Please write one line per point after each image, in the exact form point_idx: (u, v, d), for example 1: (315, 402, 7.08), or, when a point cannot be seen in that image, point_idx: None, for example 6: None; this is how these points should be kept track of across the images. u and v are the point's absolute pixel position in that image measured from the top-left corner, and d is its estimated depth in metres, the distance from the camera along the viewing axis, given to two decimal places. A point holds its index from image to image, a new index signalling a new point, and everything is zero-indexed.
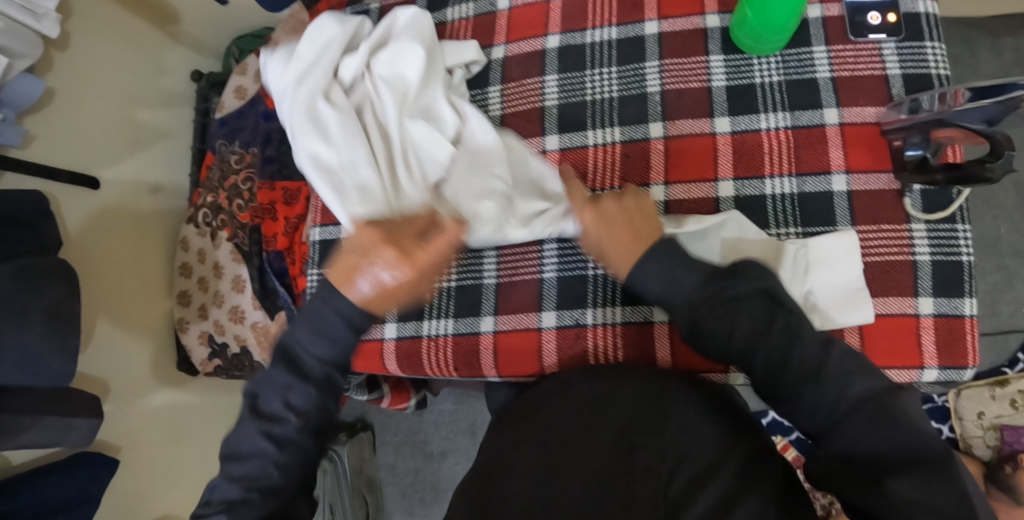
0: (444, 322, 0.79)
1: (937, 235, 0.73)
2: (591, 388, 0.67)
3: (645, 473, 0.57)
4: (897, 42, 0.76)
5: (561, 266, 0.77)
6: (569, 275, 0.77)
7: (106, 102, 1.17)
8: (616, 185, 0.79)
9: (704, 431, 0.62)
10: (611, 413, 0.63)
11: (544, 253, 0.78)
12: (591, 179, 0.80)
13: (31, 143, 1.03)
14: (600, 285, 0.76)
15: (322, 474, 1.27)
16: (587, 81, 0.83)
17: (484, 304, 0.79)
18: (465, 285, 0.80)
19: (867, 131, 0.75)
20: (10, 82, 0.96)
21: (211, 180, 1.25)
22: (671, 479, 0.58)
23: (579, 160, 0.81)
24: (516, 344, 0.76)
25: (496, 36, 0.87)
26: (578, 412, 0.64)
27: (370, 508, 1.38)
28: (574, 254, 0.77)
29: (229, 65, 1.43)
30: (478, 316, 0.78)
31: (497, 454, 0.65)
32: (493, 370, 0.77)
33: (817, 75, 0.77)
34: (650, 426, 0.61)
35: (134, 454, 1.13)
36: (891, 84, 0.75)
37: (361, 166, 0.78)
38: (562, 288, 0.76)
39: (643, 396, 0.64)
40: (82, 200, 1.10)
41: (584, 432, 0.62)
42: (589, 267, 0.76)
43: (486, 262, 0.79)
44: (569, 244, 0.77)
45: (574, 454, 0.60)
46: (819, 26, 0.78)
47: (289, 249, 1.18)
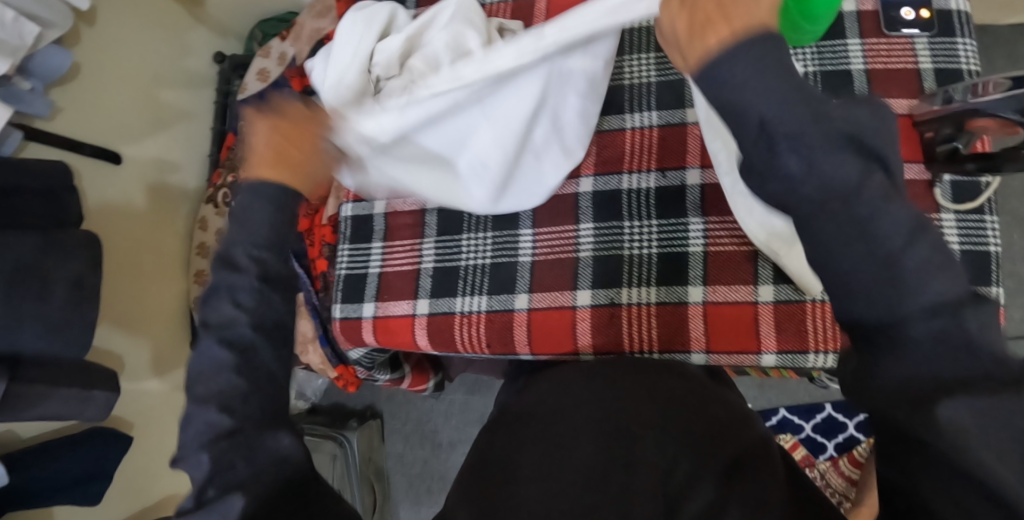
0: (478, 299, 0.81)
1: (966, 225, 0.75)
2: (588, 376, 0.58)
3: (640, 462, 0.49)
4: (929, 38, 0.79)
5: (597, 246, 0.78)
6: (605, 255, 0.78)
7: (131, 79, 1.17)
8: (653, 168, 0.79)
9: (717, 416, 0.54)
10: (610, 399, 0.54)
11: (580, 234, 0.79)
12: (627, 162, 0.80)
13: (57, 114, 1.03)
14: (636, 266, 0.77)
15: (332, 461, 1.28)
16: (625, 66, 0.84)
17: (519, 281, 0.80)
18: (499, 263, 0.82)
19: (899, 123, 0.77)
20: (39, 52, 0.96)
21: (232, 161, 1.26)
22: (675, 466, 0.49)
23: (615, 143, 0.81)
24: (550, 321, 0.77)
25: (534, 19, 0.89)
26: (569, 397, 0.55)
27: (377, 497, 1.39)
28: (610, 235, 0.79)
29: (252, 49, 1.44)
30: (513, 293, 0.80)
31: (488, 447, 0.54)
32: (526, 346, 0.78)
33: (850, 67, 0.79)
34: (655, 413, 0.53)
35: (146, 432, 1.13)
36: (923, 77, 0.77)
37: (415, 134, 0.71)
38: (598, 268, 0.78)
39: (644, 384, 0.56)
40: (104, 174, 1.10)
41: (566, 411, 0.54)
42: (624, 248, 0.77)
43: (521, 241, 0.81)
44: (605, 225, 0.79)
45: (565, 449, 0.50)
46: (854, 20, 0.80)
47: (310, 231, 1.16)
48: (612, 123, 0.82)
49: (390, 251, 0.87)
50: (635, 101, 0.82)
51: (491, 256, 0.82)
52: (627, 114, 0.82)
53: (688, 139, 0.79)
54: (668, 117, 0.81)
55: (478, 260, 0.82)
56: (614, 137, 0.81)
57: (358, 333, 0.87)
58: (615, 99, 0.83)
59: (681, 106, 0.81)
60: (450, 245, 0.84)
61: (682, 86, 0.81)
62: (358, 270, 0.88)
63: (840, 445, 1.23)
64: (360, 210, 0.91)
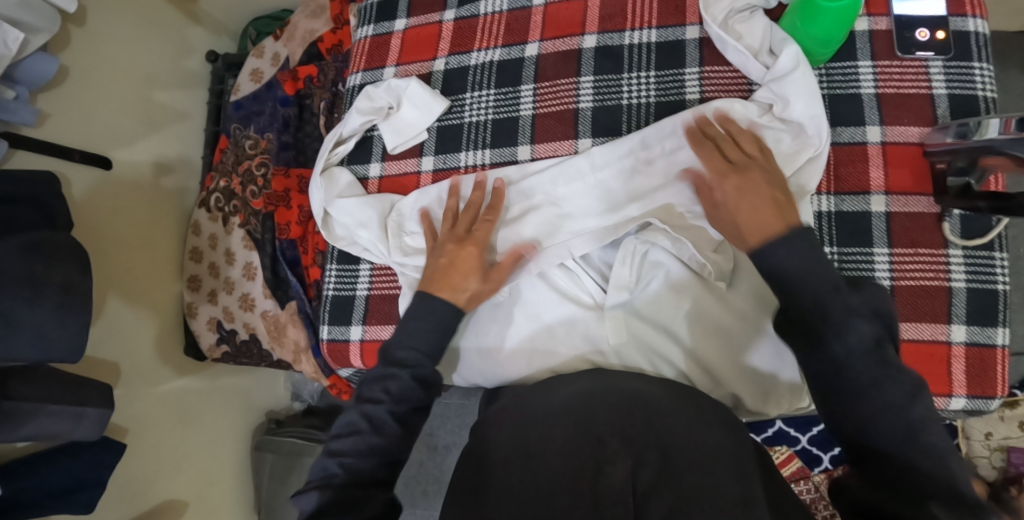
0: (481, 153, 0.82)
1: (974, 263, 0.71)
2: (577, 386, 0.65)
3: (611, 465, 0.54)
4: (944, 61, 0.74)
5: (598, 95, 0.79)
6: (604, 103, 0.79)
7: (120, 80, 1.14)
8: (638, 28, 0.80)
9: (692, 428, 0.58)
10: (585, 410, 0.60)
11: (580, 92, 0.80)
12: (627, 22, 0.80)
13: (45, 120, 1.01)
14: (635, 113, 0.78)
15: (266, 452, 1.32)
16: (624, 55, 0.79)
17: (521, 134, 0.81)
18: (502, 118, 0.82)
19: (909, 152, 0.73)
20: (23, 59, 0.94)
21: (224, 164, 1.23)
22: (637, 475, 0.53)
23: (614, 34, 0.80)
24: (546, 120, 0.80)
25: (530, 32, 0.83)
26: (547, 410, 0.62)
27: (280, 470, 1.31)
28: (610, 82, 0.79)
29: (246, 47, 1.41)
30: (515, 145, 0.81)
31: (473, 477, 0.59)
32: (528, 141, 0.80)
33: (861, 90, 0.75)
34: (628, 421, 0.58)
35: (142, 438, 1.11)
36: (936, 104, 0.74)
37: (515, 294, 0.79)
38: (598, 115, 0.79)
39: (623, 390, 0.63)
40: (94, 179, 1.08)
41: (546, 421, 0.60)
42: (624, 95, 0.78)
43: (523, 96, 0.82)
44: (606, 75, 0.79)
45: (540, 459, 0.57)
46: (866, 40, 0.76)
47: (302, 238, 1.16)
48: (613, 42, 0.80)
49: (378, 274, 0.84)
50: (634, 65, 0.79)
51: (492, 150, 0.82)
52: (625, 56, 0.79)
53: (683, 57, 0.78)
54: (667, 36, 0.79)
55: (481, 116, 0.83)
56: (614, 59, 0.80)
57: (345, 356, 0.85)
58: (616, 60, 0.80)
59: (679, 69, 0.78)
60: (455, 108, 0.84)
61: (682, 48, 0.78)
62: (345, 293, 0.85)
63: (834, 457, 1.17)
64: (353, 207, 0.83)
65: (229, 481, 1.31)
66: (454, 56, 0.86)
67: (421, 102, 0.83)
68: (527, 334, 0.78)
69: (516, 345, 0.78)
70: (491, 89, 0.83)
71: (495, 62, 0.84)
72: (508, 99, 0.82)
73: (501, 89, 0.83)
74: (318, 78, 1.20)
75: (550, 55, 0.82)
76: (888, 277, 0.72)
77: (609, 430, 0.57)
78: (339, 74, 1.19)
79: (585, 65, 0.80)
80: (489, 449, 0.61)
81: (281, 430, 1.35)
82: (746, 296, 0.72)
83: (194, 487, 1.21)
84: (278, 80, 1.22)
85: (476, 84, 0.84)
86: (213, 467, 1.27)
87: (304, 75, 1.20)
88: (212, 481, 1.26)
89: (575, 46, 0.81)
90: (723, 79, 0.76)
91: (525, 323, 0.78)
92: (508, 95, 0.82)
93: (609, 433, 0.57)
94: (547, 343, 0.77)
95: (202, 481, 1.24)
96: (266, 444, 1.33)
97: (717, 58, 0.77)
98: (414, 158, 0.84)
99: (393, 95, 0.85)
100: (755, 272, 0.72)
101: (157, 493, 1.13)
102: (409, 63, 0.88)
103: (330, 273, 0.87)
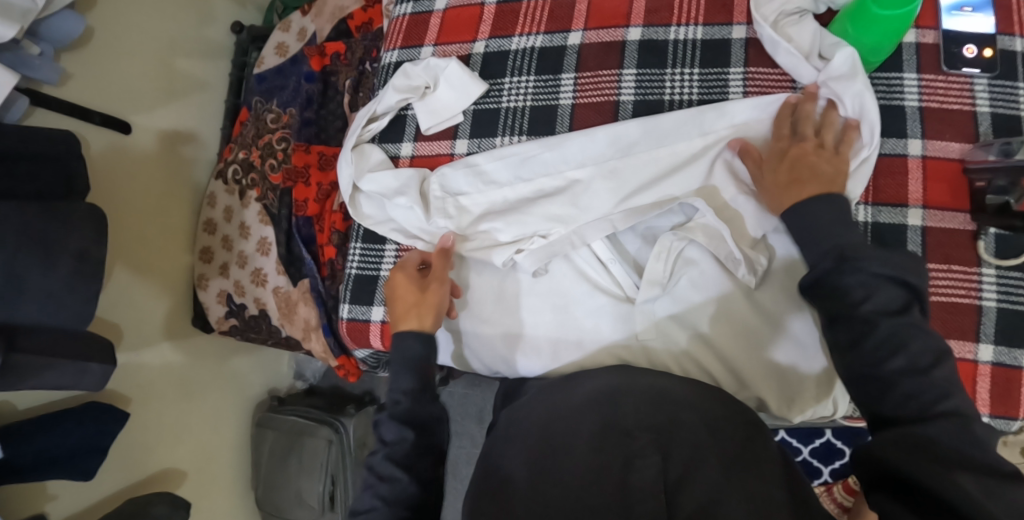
0: (516, 140, 0.81)
1: (1007, 283, 0.71)
2: (596, 382, 0.64)
3: (641, 460, 0.53)
4: (990, 79, 0.74)
5: (639, 89, 0.78)
6: (646, 97, 0.78)
7: (144, 44, 1.12)
8: (685, 23, 0.79)
9: (712, 432, 0.57)
10: (609, 405, 0.59)
11: (622, 82, 0.79)
12: (673, 16, 0.80)
13: (67, 80, 0.99)
14: (677, 109, 0.77)
15: (267, 430, 1.31)
16: (669, 50, 0.79)
17: (559, 123, 0.80)
18: (539, 106, 0.82)
19: (949, 168, 0.73)
20: (50, 15, 0.91)
21: (244, 137, 1.22)
22: (666, 470, 0.52)
23: (660, 27, 0.79)
24: (586, 111, 0.79)
25: (574, 21, 0.82)
26: (567, 406, 0.61)
27: (280, 448, 1.30)
28: (653, 76, 0.78)
29: (271, 21, 1.39)
30: (552, 133, 0.80)
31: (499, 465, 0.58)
32: (566, 130, 0.80)
33: (904, 103, 0.75)
34: (656, 416, 0.57)
35: (145, 408, 1.09)
36: (979, 121, 0.73)
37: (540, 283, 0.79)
38: (639, 108, 0.78)
39: (649, 385, 0.62)
40: (112, 143, 1.06)
41: (572, 413, 0.60)
42: (667, 90, 0.78)
43: (563, 84, 0.81)
44: (649, 68, 0.79)
45: (566, 451, 0.56)
46: (912, 53, 0.75)
47: (319, 216, 1.14)
48: (658, 35, 0.79)
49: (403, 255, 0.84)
50: (678, 61, 0.78)
51: (528, 137, 0.81)
52: (669, 50, 0.79)
53: (728, 55, 0.77)
54: (713, 34, 0.78)
55: (519, 102, 0.82)
56: (658, 53, 0.79)
57: (364, 336, 0.85)
58: (660, 54, 0.79)
59: (724, 68, 0.77)
60: (492, 92, 0.84)
61: (727, 47, 0.77)
62: (368, 274, 0.85)
63: (835, 471, 1.16)
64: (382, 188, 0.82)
65: (228, 457, 1.29)
66: (495, 40, 0.85)
67: (458, 84, 0.83)
68: (552, 325, 0.78)
69: (539, 334, 0.78)
70: (530, 75, 0.82)
71: (537, 48, 0.83)
72: (547, 86, 0.82)
73: (540, 76, 0.82)
74: (345, 55, 1.19)
75: (592, 44, 0.81)
76: None
77: (637, 426, 0.56)
78: (367, 53, 1.18)
79: (628, 57, 0.79)
80: (515, 439, 0.61)
81: (282, 409, 1.35)
82: (778, 298, 0.71)
83: (193, 460, 1.20)
84: (304, 55, 1.21)
85: (515, 70, 0.83)
86: (212, 441, 1.25)
87: (330, 52, 1.20)
88: (211, 456, 1.25)
89: (619, 37, 0.80)
90: (768, 80, 0.75)
91: (551, 313, 0.78)
92: (547, 81, 0.81)
93: (637, 427, 0.56)
94: (572, 334, 0.77)
95: (200, 455, 1.22)
96: (267, 421, 1.32)
97: (763, 60, 0.76)
98: (447, 140, 0.84)
99: (430, 75, 0.84)
100: (788, 276, 0.71)
101: (156, 464, 1.12)
102: (448, 44, 0.87)
103: (354, 252, 0.87)
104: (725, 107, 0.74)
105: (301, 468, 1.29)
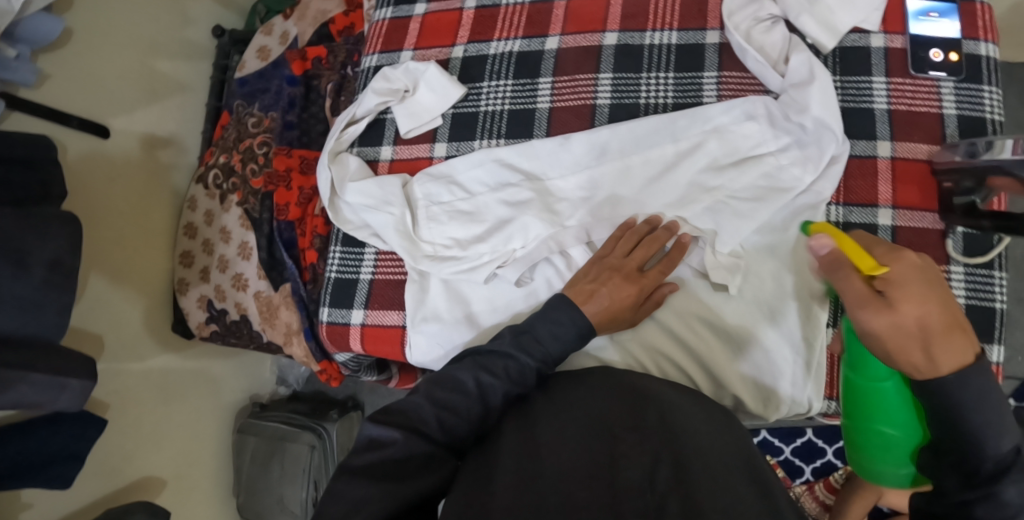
0: (496, 143, 0.82)
1: (973, 280, 0.73)
2: (582, 388, 0.63)
3: (627, 462, 0.53)
4: (956, 82, 0.76)
5: (616, 93, 0.79)
6: (623, 101, 0.79)
7: (123, 48, 1.11)
8: (661, 28, 0.80)
9: (702, 430, 0.57)
10: (595, 412, 0.59)
11: (599, 83, 0.80)
12: (649, 21, 0.81)
13: (44, 83, 0.98)
14: (652, 112, 0.78)
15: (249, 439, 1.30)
16: (645, 54, 0.80)
17: (537, 125, 0.81)
18: (518, 108, 0.82)
19: (917, 168, 0.75)
20: (26, 18, 0.90)
21: (225, 140, 1.22)
22: (654, 473, 0.52)
23: (635, 31, 0.81)
24: (563, 114, 0.80)
25: (552, 26, 0.83)
26: (554, 412, 0.61)
27: (262, 456, 1.29)
28: (630, 81, 0.80)
29: (253, 23, 1.39)
30: (531, 136, 0.81)
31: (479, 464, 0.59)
32: (544, 134, 0.81)
33: (874, 105, 0.76)
34: (641, 421, 0.57)
35: (124, 414, 1.08)
36: (946, 124, 0.75)
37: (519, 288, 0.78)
38: (615, 111, 0.79)
39: (633, 390, 0.62)
40: (91, 146, 1.06)
41: (558, 420, 0.60)
42: (642, 94, 0.79)
43: (541, 88, 0.82)
44: (625, 73, 0.80)
45: (550, 457, 0.56)
46: (881, 56, 0.77)
47: (300, 221, 1.13)
48: (634, 39, 0.80)
49: (384, 257, 0.84)
50: (654, 66, 0.79)
51: (506, 141, 0.82)
52: (645, 54, 0.80)
53: (702, 58, 0.78)
54: (688, 38, 0.79)
55: (498, 105, 0.83)
56: (634, 56, 0.80)
57: (344, 339, 0.85)
58: (636, 58, 0.80)
59: (697, 71, 0.78)
60: (471, 93, 0.84)
61: (702, 51, 0.79)
62: (348, 275, 0.85)
63: (817, 469, 1.17)
64: (362, 194, 0.82)
65: (209, 463, 1.28)
66: (474, 44, 0.86)
67: (437, 86, 0.83)
68: None
69: None
70: (509, 79, 0.83)
71: (515, 52, 0.84)
72: (525, 90, 0.82)
73: (519, 80, 0.83)
74: (327, 60, 1.19)
75: (569, 49, 0.82)
76: None
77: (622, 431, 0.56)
78: (349, 57, 1.18)
79: (605, 61, 0.80)
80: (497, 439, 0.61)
81: (265, 415, 1.34)
82: (750, 296, 0.73)
83: (173, 467, 1.18)
84: (286, 58, 1.21)
85: (493, 74, 0.84)
86: (193, 447, 1.24)
87: (312, 55, 1.20)
88: (192, 462, 1.24)
89: (596, 42, 0.81)
90: (740, 83, 0.77)
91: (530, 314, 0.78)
92: (525, 81, 0.82)
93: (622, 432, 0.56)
94: None
95: (181, 462, 1.21)
96: (249, 427, 1.31)
97: (737, 63, 0.77)
98: (426, 143, 0.85)
99: (410, 79, 0.85)
100: (762, 276, 0.73)
101: (134, 472, 1.10)
102: (427, 48, 0.87)
103: (334, 255, 0.87)
104: (698, 112, 0.76)
105: (285, 474, 1.28)
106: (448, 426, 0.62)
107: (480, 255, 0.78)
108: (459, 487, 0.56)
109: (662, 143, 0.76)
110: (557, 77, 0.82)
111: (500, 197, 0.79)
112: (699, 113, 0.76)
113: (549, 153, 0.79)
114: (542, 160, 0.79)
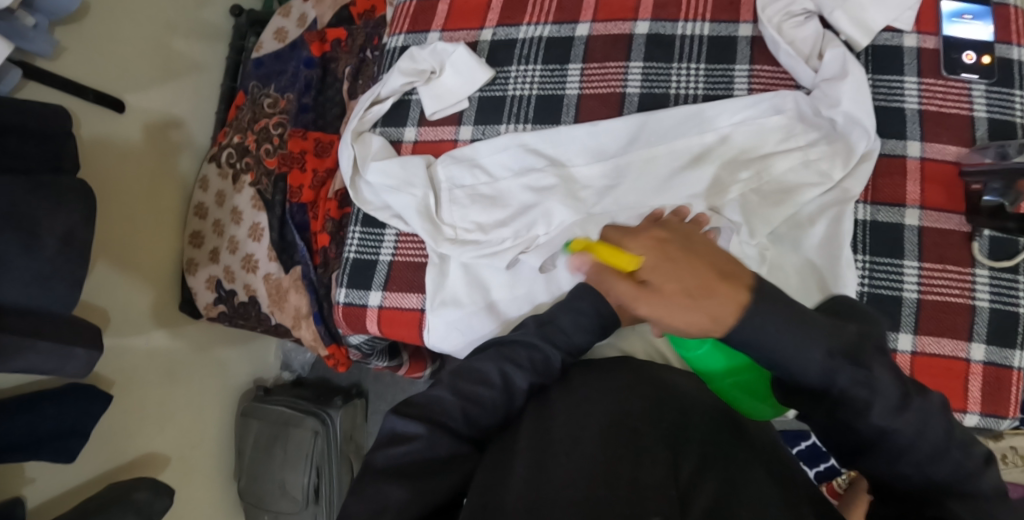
0: (522, 128, 0.81)
1: (999, 284, 0.72)
2: (603, 378, 0.61)
3: (650, 458, 0.51)
4: (987, 85, 0.75)
5: (645, 83, 0.79)
6: (652, 91, 0.79)
7: (140, 24, 1.10)
8: (693, 19, 0.80)
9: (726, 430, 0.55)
10: (618, 400, 0.57)
11: (628, 72, 0.79)
12: (681, 12, 0.80)
13: (61, 54, 0.97)
14: (682, 103, 0.78)
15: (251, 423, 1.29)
16: (676, 44, 0.79)
17: (564, 113, 0.81)
18: (546, 95, 0.82)
19: (945, 170, 0.74)
20: None
21: (240, 120, 1.21)
22: (676, 471, 0.50)
23: (667, 21, 0.80)
24: (591, 102, 0.80)
25: (583, 13, 0.83)
26: (573, 400, 0.59)
27: (264, 441, 1.28)
28: (660, 71, 0.79)
29: (271, 6, 1.38)
30: (558, 123, 0.80)
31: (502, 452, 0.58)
32: (571, 121, 0.80)
33: (905, 105, 0.76)
34: (664, 414, 0.55)
35: (127, 393, 1.07)
36: (976, 126, 0.75)
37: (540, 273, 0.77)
38: (644, 101, 0.79)
39: (656, 382, 0.60)
40: (104, 122, 1.04)
41: (577, 409, 0.57)
42: (673, 85, 0.78)
43: (570, 75, 0.81)
44: (655, 63, 0.79)
45: (570, 445, 0.54)
46: (913, 56, 0.77)
47: (313, 204, 1.11)
48: (665, 29, 0.80)
49: (403, 241, 0.83)
50: (685, 57, 0.79)
51: (533, 126, 0.81)
52: (676, 44, 0.79)
53: (734, 52, 0.78)
54: (720, 30, 0.79)
55: (525, 90, 0.82)
56: (665, 46, 0.79)
57: (361, 321, 0.84)
58: (667, 48, 0.79)
59: (729, 64, 0.78)
60: (498, 77, 0.84)
61: (734, 44, 0.78)
62: (366, 257, 0.84)
63: (822, 473, 1.17)
64: (384, 175, 0.82)
65: (210, 447, 1.27)
66: (502, 28, 0.85)
67: (464, 70, 0.83)
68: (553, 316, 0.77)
69: None
70: (537, 65, 0.82)
71: (544, 38, 0.83)
72: (554, 77, 0.82)
73: (547, 65, 0.82)
74: (346, 43, 1.18)
75: (599, 37, 0.81)
76: (916, 290, 0.73)
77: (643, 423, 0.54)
78: (368, 41, 1.17)
79: (635, 50, 0.80)
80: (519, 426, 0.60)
81: (268, 399, 1.33)
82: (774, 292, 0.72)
83: (174, 450, 1.17)
84: (305, 40, 1.20)
85: (522, 58, 0.83)
86: (195, 430, 1.23)
87: (332, 38, 1.18)
88: (194, 445, 1.23)
89: (627, 31, 0.81)
90: (772, 79, 0.77)
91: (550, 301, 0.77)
92: (553, 67, 0.82)
93: (644, 424, 0.54)
94: None
95: (182, 444, 1.19)
96: (252, 411, 1.31)
97: (769, 59, 0.77)
98: (451, 126, 0.84)
99: (437, 60, 0.84)
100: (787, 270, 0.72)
101: (135, 453, 1.09)
102: (454, 31, 0.87)
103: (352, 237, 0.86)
104: (727, 103, 0.75)
105: (286, 460, 1.27)
106: (470, 410, 0.61)
107: (503, 239, 0.78)
108: (483, 471, 0.55)
109: (690, 133, 0.76)
110: (587, 64, 0.81)
111: (524, 182, 0.78)
112: (727, 105, 0.75)
113: (575, 139, 0.78)
114: (566, 145, 0.78)
